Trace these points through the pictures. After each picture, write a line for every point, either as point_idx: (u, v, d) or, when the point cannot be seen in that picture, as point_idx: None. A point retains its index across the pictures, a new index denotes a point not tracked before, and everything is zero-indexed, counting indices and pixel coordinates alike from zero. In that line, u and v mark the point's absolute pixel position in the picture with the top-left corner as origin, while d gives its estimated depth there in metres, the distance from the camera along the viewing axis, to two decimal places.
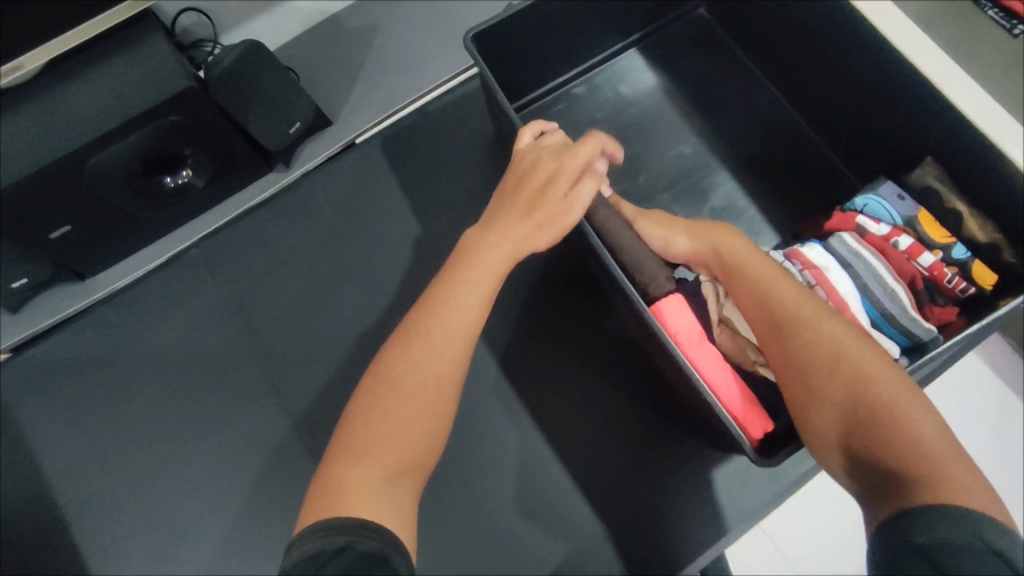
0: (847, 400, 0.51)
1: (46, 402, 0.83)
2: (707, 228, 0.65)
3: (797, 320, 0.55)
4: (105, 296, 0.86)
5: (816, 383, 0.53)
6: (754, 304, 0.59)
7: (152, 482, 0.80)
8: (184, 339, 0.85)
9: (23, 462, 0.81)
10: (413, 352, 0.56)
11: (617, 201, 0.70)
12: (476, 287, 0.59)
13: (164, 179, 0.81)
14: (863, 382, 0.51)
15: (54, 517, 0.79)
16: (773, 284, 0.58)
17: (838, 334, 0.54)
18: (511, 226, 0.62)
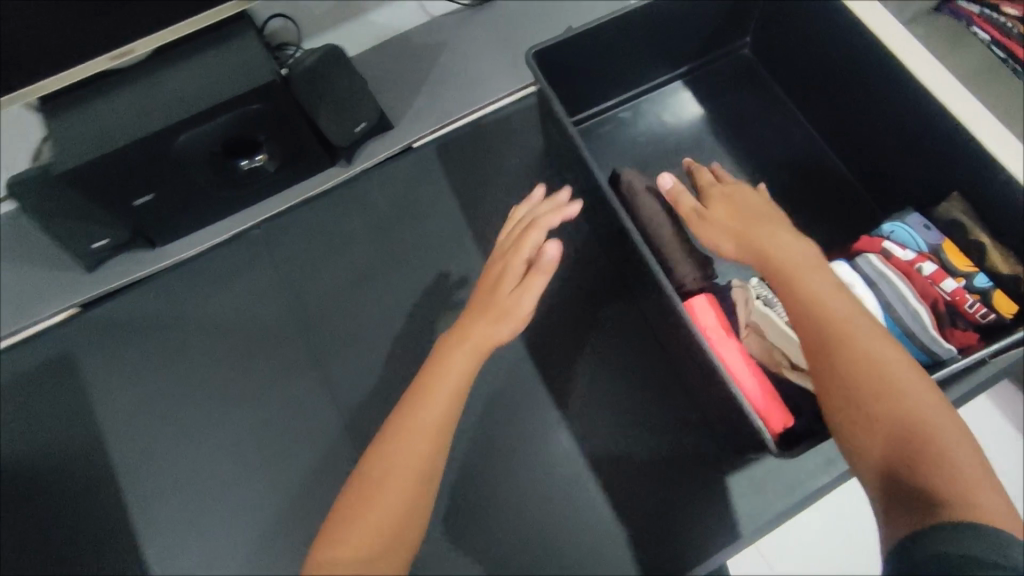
0: (882, 407, 0.52)
1: (107, 356, 0.90)
2: (757, 234, 0.66)
3: (838, 326, 0.57)
4: (171, 265, 0.93)
5: (854, 389, 0.54)
6: (797, 308, 0.60)
7: (196, 444, 0.86)
8: (238, 310, 0.91)
9: (82, 413, 0.88)
10: (388, 454, 0.58)
11: (677, 193, 0.73)
12: (455, 370, 0.63)
13: (239, 162, 0.87)
14: (896, 393, 0.53)
15: (103, 462, 0.85)
16: (815, 290, 0.60)
17: (876, 345, 0.56)
18: (472, 326, 0.65)
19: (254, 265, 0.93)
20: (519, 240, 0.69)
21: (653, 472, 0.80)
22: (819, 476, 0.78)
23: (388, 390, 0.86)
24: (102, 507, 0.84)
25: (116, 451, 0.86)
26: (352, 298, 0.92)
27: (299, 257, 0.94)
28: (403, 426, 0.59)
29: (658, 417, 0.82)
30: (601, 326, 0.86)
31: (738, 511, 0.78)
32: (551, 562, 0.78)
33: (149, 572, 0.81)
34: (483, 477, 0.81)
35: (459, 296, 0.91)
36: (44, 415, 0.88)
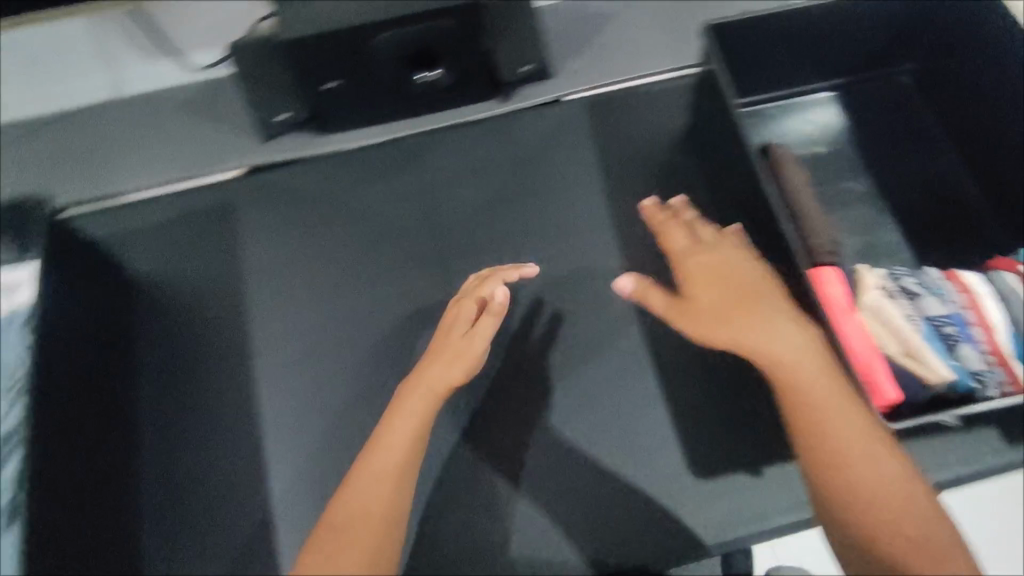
0: (866, 486, 0.62)
1: (259, 216, 1.00)
2: (751, 319, 0.72)
3: (830, 416, 0.65)
4: (331, 152, 1.04)
5: (852, 470, 0.63)
6: (792, 387, 0.68)
7: (320, 309, 0.95)
8: (380, 205, 1.01)
9: (227, 258, 0.98)
10: (353, 495, 0.71)
11: (647, 287, 0.79)
12: (409, 415, 0.76)
13: (417, 74, 0.97)
14: (884, 474, 0.62)
15: (237, 303, 0.96)
16: (805, 379, 0.68)
17: (860, 427, 0.65)
18: (426, 370, 0.79)
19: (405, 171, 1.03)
20: (467, 312, 0.83)
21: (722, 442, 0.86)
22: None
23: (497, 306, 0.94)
24: (228, 340, 0.94)
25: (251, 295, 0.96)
26: (483, 219, 1.00)
27: (445, 174, 1.03)
28: (366, 475, 0.72)
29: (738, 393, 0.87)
30: None
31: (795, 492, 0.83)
32: (619, 491, 0.85)
33: (256, 406, 0.91)
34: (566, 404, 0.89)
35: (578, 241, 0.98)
36: (196, 249, 0.98)
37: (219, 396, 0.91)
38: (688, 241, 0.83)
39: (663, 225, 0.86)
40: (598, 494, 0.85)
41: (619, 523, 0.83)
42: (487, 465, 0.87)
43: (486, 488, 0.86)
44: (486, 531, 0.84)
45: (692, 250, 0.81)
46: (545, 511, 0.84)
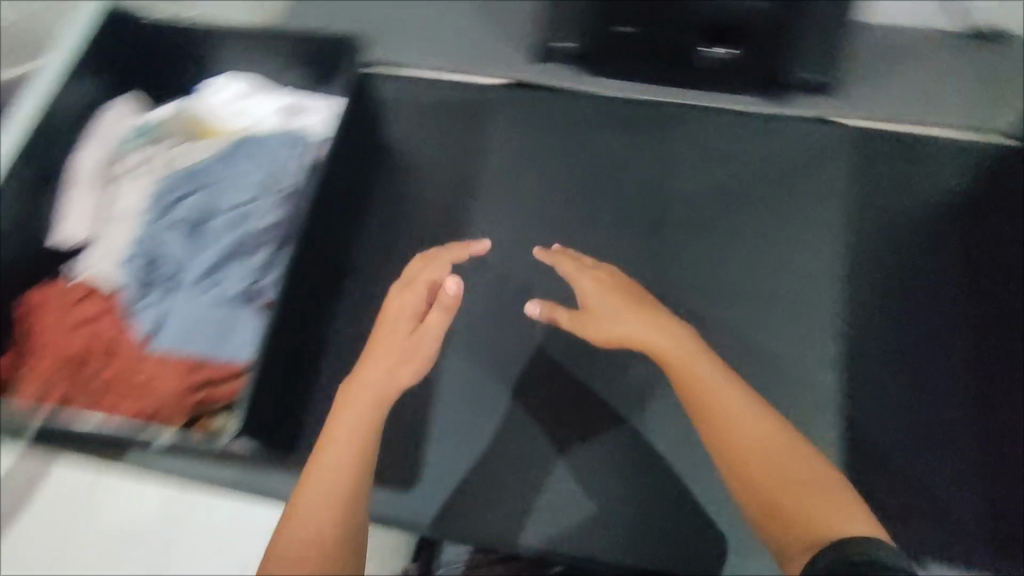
0: (799, 498, 0.58)
1: (502, 128, 1.02)
2: (647, 319, 0.74)
3: (726, 438, 0.64)
4: (587, 92, 1.03)
5: (767, 488, 0.61)
6: (723, 436, 0.64)
7: (538, 231, 0.95)
8: (620, 161, 1.00)
9: (460, 154, 1.00)
10: (308, 484, 0.59)
11: (551, 310, 0.80)
12: (364, 403, 0.66)
13: (701, 46, 1.00)
14: (792, 477, 0.60)
15: (455, 198, 0.97)
16: (695, 384, 0.68)
17: (754, 419, 0.65)
18: (367, 364, 0.71)
19: (667, 134, 1.00)
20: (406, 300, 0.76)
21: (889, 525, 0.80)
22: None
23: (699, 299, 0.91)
24: (444, 225, 0.95)
25: (477, 194, 0.98)
26: (719, 210, 0.97)
27: (700, 152, 0.99)
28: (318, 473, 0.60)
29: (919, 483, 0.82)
30: (920, 381, 0.86)
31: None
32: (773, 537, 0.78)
33: None
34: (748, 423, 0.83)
35: (806, 268, 0.92)
36: (446, 134, 1.01)
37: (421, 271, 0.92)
38: (559, 257, 0.85)
39: (563, 254, 0.85)
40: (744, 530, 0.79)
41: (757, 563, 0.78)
42: (651, 445, 0.83)
43: (633, 470, 0.82)
44: (619, 509, 0.81)
45: (592, 270, 0.82)
46: (682, 522, 0.80)
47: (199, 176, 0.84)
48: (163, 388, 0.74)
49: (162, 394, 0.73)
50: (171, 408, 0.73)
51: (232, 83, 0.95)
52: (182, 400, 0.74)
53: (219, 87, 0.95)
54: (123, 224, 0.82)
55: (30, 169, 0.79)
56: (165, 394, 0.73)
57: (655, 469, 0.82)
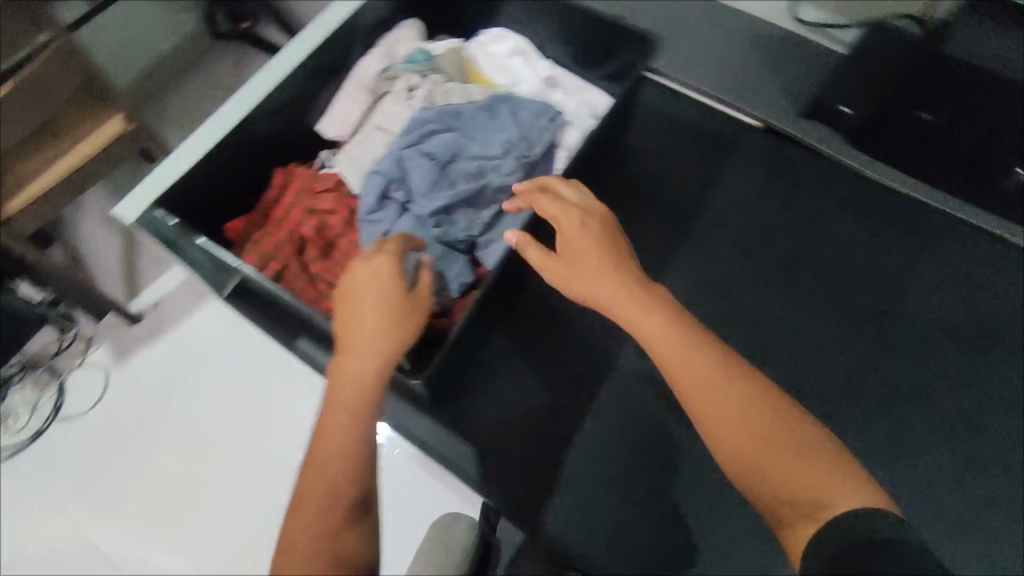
0: (788, 471, 0.53)
1: (740, 175, 1.02)
2: (602, 270, 0.65)
3: (703, 407, 0.57)
4: (846, 165, 1.00)
5: (767, 467, 0.54)
6: (707, 409, 0.57)
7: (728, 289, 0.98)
8: (844, 254, 0.98)
9: (691, 187, 1.02)
10: (323, 434, 0.59)
11: (524, 245, 0.69)
12: (361, 353, 0.61)
13: (1013, 165, 0.89)
14: (769, 444, 0.55)
15: (672, 226, 1.01)
16: (671, 349, 0.60)
17: (745, 406, 0.56)
18: (340, 327, 0.64)
19: (892, 243, 0.98)
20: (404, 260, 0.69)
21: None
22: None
23: (871, 411, 0.92)
24: (653, 247, 0.99)
25: (687, 235, 1.00)
26: (911, 336, 0.95)
27: (920, 274, 0.97)
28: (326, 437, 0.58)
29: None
30: None
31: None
32: None
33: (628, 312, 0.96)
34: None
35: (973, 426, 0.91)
36: (675, 164, 1.03)
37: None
38: (537, 192, 0.72)
39: (528, 193, 0.73)
40: None
41: None
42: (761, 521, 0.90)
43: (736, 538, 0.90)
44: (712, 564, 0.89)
45: (564, 221, 0.69)
46: None
47: (459, 118, 0.84)
48: None
49: None
50: None
51: (509, 40, 0.96)
52: None
53: (497, 40, 0.97)
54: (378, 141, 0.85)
55: (318, 61, 0.84)
56: None
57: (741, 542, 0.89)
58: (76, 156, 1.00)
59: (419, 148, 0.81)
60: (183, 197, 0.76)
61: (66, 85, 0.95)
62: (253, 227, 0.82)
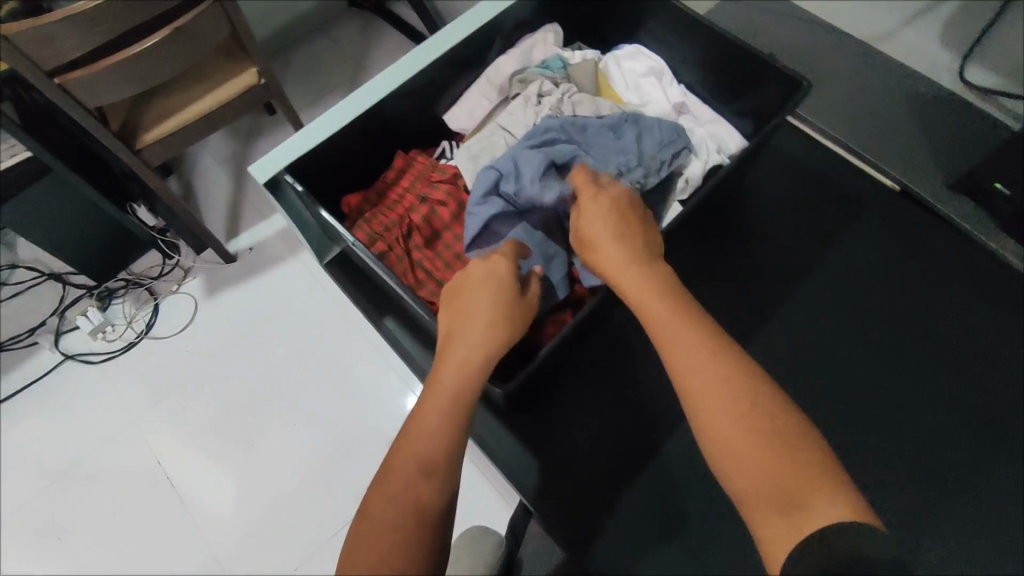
0: (767, 473, 0.47)
1: (867, 235, 0.94)
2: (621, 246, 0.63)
3: (690, 388, 0.52)
4: (991, 250, 0.91)
5: (733, 460, 0.48)
6: (687, 389, 0.53)
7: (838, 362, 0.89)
8: (976, 342, 0.87)
9: (809, 238, 0.96)
10: (423, 414, 0.61)
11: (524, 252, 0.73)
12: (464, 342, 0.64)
13: None
14: (755, 444, 0.48)
15: (780, 276, 0.94)
16: (668, 328, 0.56)
17: (738, 409, 0.50)
18: (447, 317, 0.68)
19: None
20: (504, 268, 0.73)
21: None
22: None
23: (980, 529, 0.80)
24: (754, 296, 0.93)
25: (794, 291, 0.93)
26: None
27: None
28: (426, 415, 0.61)
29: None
30: None
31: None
32: None
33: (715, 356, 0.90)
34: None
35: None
36: (794, 212, 0.97)
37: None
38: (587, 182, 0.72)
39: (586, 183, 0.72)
40: None
41: None
42: None
43: None
44: None
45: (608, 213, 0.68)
46: None
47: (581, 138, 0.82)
48: None
49: None
50: None
51: (646, 57, 0.94)
52: None
53: (633, 56, 0.95)
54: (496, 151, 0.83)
55: (457, 52, 0.85)
56: None
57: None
58: (212, 101, 1.12)
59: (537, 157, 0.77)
60: (309, 167, 0.79)
61: (215, 37, 1.02)
62: (366, 206, 0.85)
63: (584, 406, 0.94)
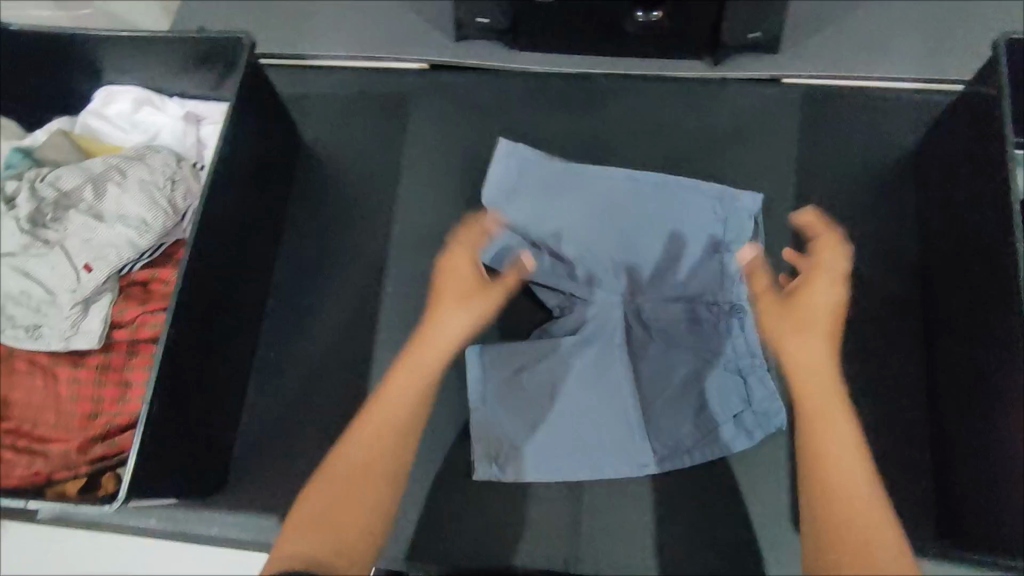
0: (852, 507, 0.60)
1: (419, 112, 0.95)
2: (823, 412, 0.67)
3: (829, 459, 0.64)
4: (517, 71, 0.96)
5: (832, 500, 0.61)
6: (822, 461, 0.64)
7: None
8: (539, 136, 0.93)
9: (375, 142, 0.95)
10: (369, 424, 0.70)
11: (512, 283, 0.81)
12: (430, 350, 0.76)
13: (637, 13, 0.88)
14: (868, 510, 0.60)
15: (369, 193, 0.92)
16: (828, 410, 0.67)
17: (856, 475, 0.63)
18: (449, 311, 0.77)
19: (609, 113, 0.93)
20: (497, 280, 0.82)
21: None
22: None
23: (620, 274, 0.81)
24: (362, 230, 0.90)
25: (400, 203, 0.91)
26: None
27: (617, 131, 0.92)
28: (370, 428, 0.69)
29: (898, 465, 0.75)
30: (878, 355, 0.79)
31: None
32: (689, 527, 0.76)
33: (351, 298, 0.87)
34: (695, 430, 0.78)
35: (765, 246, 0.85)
36: (351, 134, 0.95)
37: (336, 295, 0.88)
38: (837, 288, 0.73)
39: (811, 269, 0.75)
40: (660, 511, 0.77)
41: (675, 555, 0.76)
42: None
43: None
44: (531, 512, 0.77)
45: (790, 303, 0.72)
46: (600, 517, 0.77)
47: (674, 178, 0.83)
48: (61, 441, 0.70)
49: (59, 451, 0.69)
50: (72, 468, 0.69)
51: (122, 94, 0.90)
52: (81, 458, 0.69)
53: (109, 100, 0.89)
54: (542, 198, 0.84)
55: None
56: (60, 450, 0.69)
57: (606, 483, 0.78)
58: None
59: (535, 264, 0.82)
60: None
61: None
62: None
63: (270, 435, 0.82)
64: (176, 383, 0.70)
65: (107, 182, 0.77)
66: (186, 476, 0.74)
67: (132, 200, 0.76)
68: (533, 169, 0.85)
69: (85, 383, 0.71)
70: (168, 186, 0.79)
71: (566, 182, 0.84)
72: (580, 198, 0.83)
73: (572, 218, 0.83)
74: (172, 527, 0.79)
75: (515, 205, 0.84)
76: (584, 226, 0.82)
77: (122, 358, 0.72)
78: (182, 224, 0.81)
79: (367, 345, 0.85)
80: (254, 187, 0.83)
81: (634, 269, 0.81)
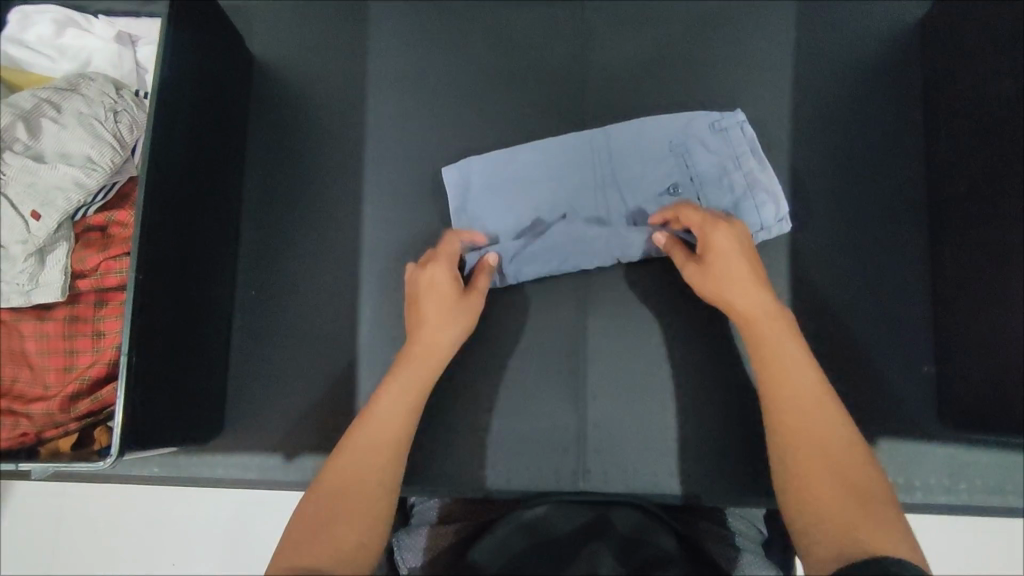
0: (819, 455, 0.55)
1: (381, 16, 0.86)
2: (771, 332, 0.62)
3: (783, 378, 0.60)
4: None
5: (806, 456, 0.55)
6: (787, 416, 0.58)
7: (452, 149, 0.83)
8: (518, 34, 0.84)
9: (336, 54, 0.86)
10: (371, 420, 0.62)
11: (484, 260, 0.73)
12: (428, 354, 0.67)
13: None
14: (841, 459, 0.54)
15: (337, 111, 0.84)
16: (771, 336, 0.62)
17: (828, 424, 0.57)
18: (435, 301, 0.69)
19: (588, 4, 0.84)
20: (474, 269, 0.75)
21: (858, 413, 0.73)
22: (987, 493, 0.72)
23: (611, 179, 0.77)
24: (333, 153, 0.83)
25: (371, 122, 0.84)
26: (654, 84, 0.82)
27: (602, 22, 0.84)
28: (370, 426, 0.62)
29: (903, 355, 0.74)
30: (880, 243, 0.76)
31: (926, 478, 0.72)
32: (697, 432, 0.76)
33: (329, 227, 0.82)
34: (696, 335, 0.77)
35: (761, 142, 0.80)
36: (308, 47, 0.86)
37: (314, 225, 0.82)
38: (736, 240, 0.65)
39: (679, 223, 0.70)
40: (665, 419, 0.76)
41: (685, 460, 0.75)
42: (577, 358, 0.77)
43: (544, 373, 0.77)
44: (535, 431, 0.77)
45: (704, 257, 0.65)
46: (606, 428, 0.77)
47: (640, 123, 0.78)
48: (43, 401, 0.67)
49: (41, 412, 0.67)
50: (60, 426, 0.67)
51: (39, 14, 0.78)
52: (65, 416, 0.67)
53: (26, 23, 0.78)
54: (501, 171, 0.79)
55: None
56: (42, 411, 0.67)
57: (611, 397, 0.77)
58: None
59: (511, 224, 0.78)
60: None
61: None
62: None
63: (263, 377, 0.80)
64: (149, 330, 0.66)
65: (40, 118, 0.69)
66: (185, 421, 0.73)
67: (72, 136, 0.69)
68: (482, 165, 0.79)
69: (54, 337, 0.67)
70: (110, 117, 0.71)
71: (514, 159, 0.79)
72: (541, 161, 0.79)
73: (563, 184, 0.78)
74: (176, 473, 0.79)
75: (488, 205, 0.79)
76: (570, 188, 0.78)
77: (91, 309, 0.69)
78: (132, 160, 0.73)
79: (350, 277, 0.81)
80: (207, 109, 0.75)
81: (603, 212, 0.78)
